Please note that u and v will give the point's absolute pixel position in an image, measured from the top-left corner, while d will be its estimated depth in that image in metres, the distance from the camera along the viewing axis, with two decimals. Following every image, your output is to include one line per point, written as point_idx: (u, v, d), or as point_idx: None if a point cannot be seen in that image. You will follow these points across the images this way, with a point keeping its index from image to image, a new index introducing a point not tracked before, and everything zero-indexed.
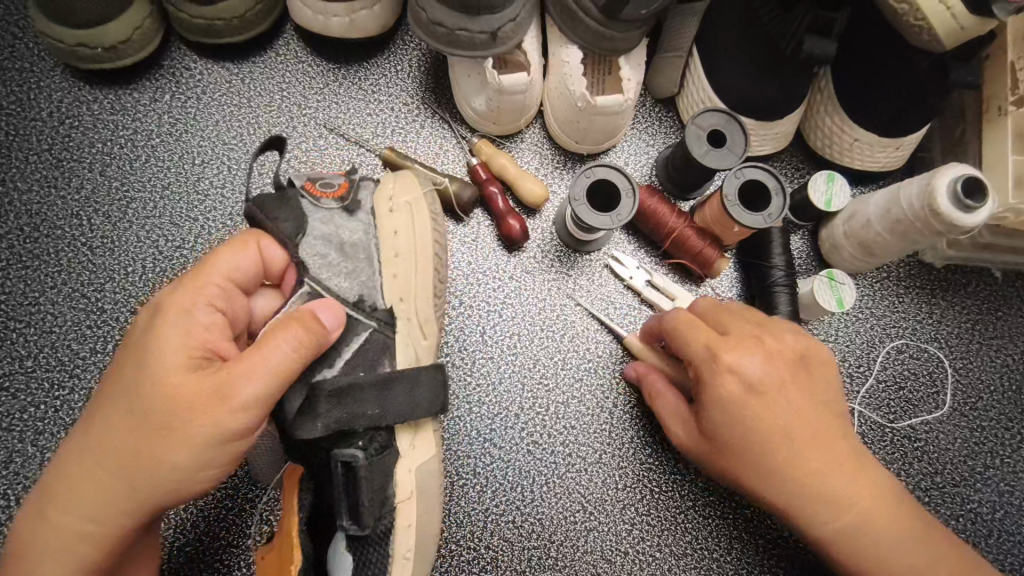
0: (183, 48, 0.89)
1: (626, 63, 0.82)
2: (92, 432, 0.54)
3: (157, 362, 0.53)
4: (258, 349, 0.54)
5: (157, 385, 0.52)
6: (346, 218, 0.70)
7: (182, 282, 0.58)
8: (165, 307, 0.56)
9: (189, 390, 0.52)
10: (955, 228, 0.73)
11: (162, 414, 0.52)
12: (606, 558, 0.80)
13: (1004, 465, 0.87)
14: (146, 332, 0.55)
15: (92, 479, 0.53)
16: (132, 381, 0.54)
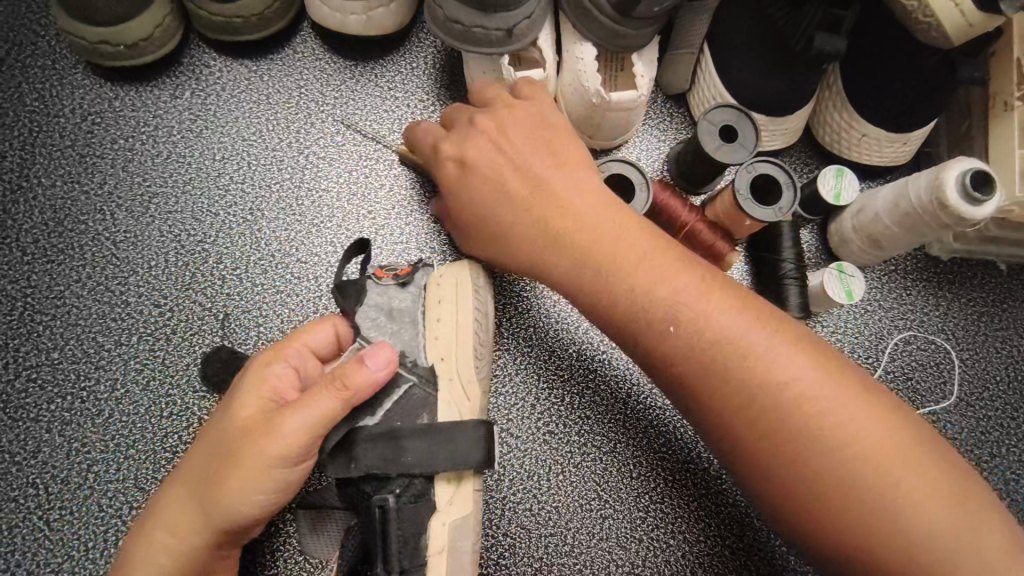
0: (203, 46, 0.91)
1: (638, 60, 0.84)
2: (183, 465, 0.62)
3: (236, 404, 0.60)
4: (312, 390, 0.59)
5: (231, 421, 0.59)
6: (398, 290, 0.75)
7: (275, 345, 0.67)
8: (256, 362, 0.65)
9: (253, 423, 0.58)
10: (963, 220, 0.74)
11: (229, 445, 0.58)
12: (621, 546, 0.81)
13: (1010, 454, 0.89)
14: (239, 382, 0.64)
15: (175, 507, 0.59)
16: (217, 420, 0.61)
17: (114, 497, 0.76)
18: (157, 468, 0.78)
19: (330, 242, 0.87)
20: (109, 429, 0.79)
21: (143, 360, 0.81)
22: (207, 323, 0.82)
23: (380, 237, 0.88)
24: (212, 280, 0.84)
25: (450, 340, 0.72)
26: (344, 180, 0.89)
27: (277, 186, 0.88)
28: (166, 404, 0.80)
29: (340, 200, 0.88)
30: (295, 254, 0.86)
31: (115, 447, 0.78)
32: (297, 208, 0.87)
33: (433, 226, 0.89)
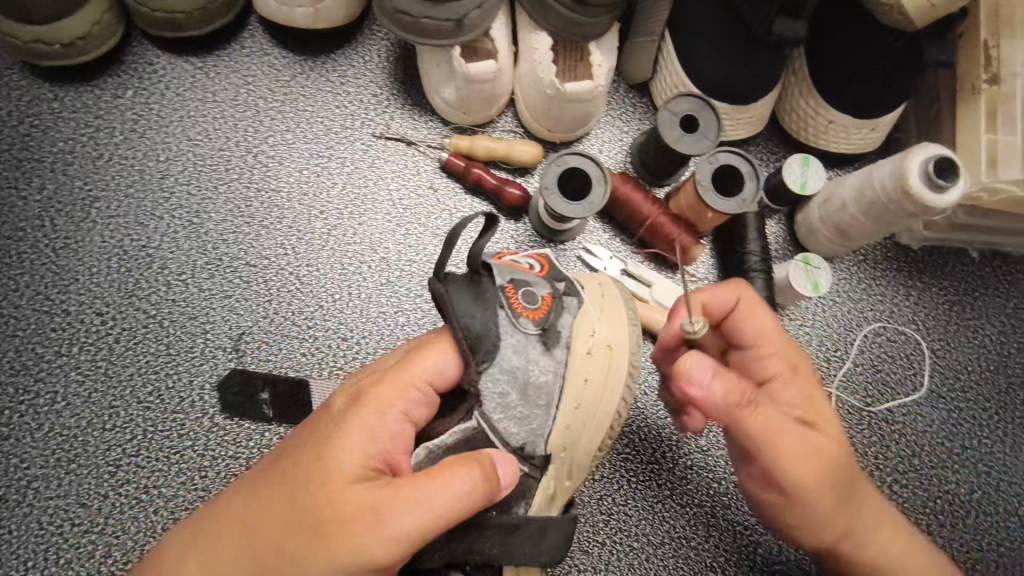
0: (146, 43, 0.88)
1: (596, 49, 0.81)
2: (249, 487, 0.56)
3: (338, 465, 0.53)
4: (426, 477, 0.52)
5: (323, 470, 0.53)
6: (540, 348, 0.63)
7: (393, 375, 0.59)
8: (370, 395, 0.58)
9: (346, 490, 0.52)
10: (928, 209, 0.72)
11: (314, 508, 0.52)
12: (584, 550, 0.79)
13: (980, 445, 0.87)
14: (341, 414, 0.57)
15: (234, 548, 0.53)
16: (307, 458, 0.55)
17: (56, 513, 0.74)
18: (100, 482, 0.76)
19: (280, 243, 0.84)
20: (51, 442, 0.77)
21: (85, 371, 0.79)
22: (152, 332, 0.81)
23: (332, 237, 0.85)
24: (158, 287, 0.82)
25: (580, 422, 0.64)
26: (295, 180, 0.86)
27: (224, 188, 0.85)
28: (110, 416, 0.78)
29: (291, 201, 0.86)
30: (244, 258, 0.83)
31: (58, 461, 0.76)
32: (245, 210, 0.85)
33: (388, 225, 0.86)
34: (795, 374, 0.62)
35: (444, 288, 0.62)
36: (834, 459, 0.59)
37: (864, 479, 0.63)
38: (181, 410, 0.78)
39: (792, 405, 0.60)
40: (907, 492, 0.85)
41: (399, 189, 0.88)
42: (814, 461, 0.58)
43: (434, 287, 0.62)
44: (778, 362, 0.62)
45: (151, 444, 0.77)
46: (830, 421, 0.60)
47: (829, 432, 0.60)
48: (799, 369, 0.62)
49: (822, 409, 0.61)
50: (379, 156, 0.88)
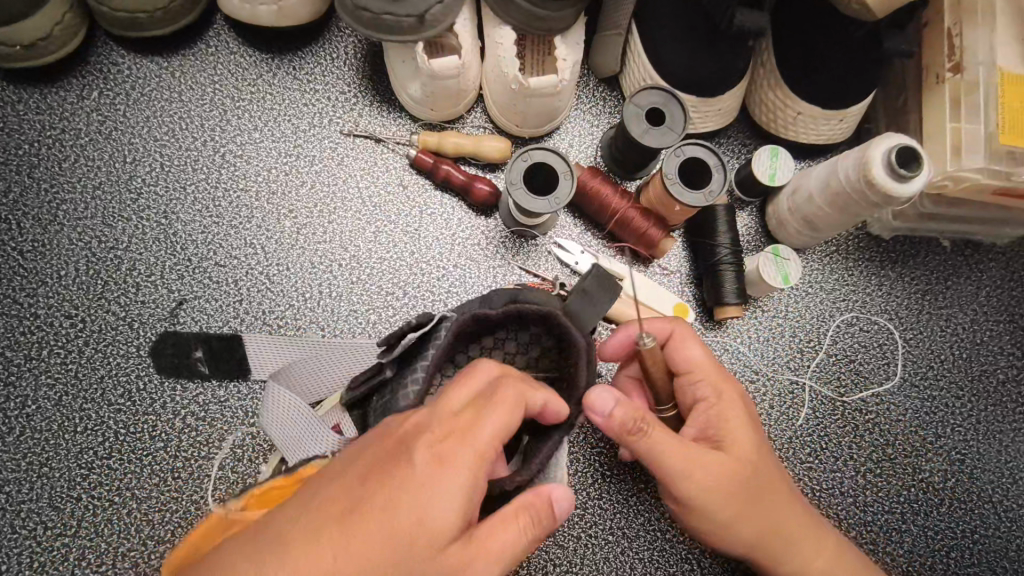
0: (110, 43, 0.87)
1: (562, 43, 0.80)
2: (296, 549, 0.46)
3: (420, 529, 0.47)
4: (516, 511, 0.51)
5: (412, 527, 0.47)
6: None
7: (475, 414, 0.51)
8: (451, 442, 0.50)
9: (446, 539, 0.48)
10: (891, 199, 0.72)
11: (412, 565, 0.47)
12: (559, 544, 0.79)
13: (954, 433, 0.88)
14: (411, 464, 0.49)
15: None
16: (381, 514, 0.47)
17: (28, 517, 0.74)
18: (72, 485, 0.75)
19: (249, 243, 0.84)
20: (21, 446, 0.76)
21: (55, 375, 0.78)
22: (121, 334, 0.80)
23: (302, 235, 0.85)
24: (127, 288, 0.82)
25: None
26: (263, 179, 0.86)
27: (192, 188, 0.85)
28: (81, 419, 0.77)
29: (259, 200, 0.85)
30: (214, 258, 0.83)
31: (28, 465, 0.76)
32: (214, 209, 0.85)
33: (357, 223, 0.86)
34: (716, 402, 0.64)
35: (584, 343, 0.63)
36: (742, 478, 0.62)
37: (781, 490, 0.65)
38: (152, 412, 0.78)
39: (707, 425, 0.64)
40: (880, 481, 0.85)
41: (368, 186, 0.87)
42: (717, 481, 0.60)
43: (576, 335, 0.62)
44: (703, 391, 0.65)
45: (122, 446, 0.77)
46: (746, 443, 0.63)
47: (743, 451, 0.63)
48: (722, 395, 0.65)
49: (740, 433, 0.63)
50: (348, 153, 0.88)
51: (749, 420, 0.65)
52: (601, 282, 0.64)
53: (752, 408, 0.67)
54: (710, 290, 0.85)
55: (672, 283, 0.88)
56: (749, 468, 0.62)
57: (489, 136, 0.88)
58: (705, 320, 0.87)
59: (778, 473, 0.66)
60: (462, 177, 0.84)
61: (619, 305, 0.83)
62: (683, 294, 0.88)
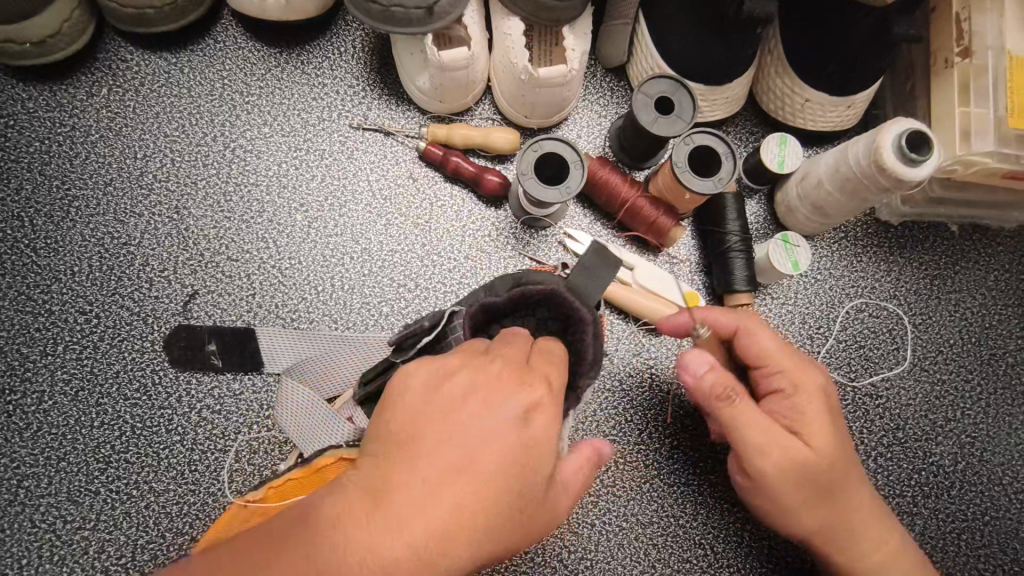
0: (118, 39, 0.87)
1: (570, 34, 0.80)
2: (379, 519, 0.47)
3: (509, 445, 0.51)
4: (569, 485, 0.56)
5: (487, 502, 0.49)
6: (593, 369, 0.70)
7: (531, 401, 0.53)
8: (505, 431, 0.51)
9: (520, 515, 0.51)
10: (902, 182, 0.73)
11: (486, 532, 0.49)
12: (573, 532, 0.80)
13: (964, 417, 0.88)
14: (478, 444, 0.50)
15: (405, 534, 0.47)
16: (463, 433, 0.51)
17: (47, 511, 0.75)
18: (90, 479, 0.76)
19: (261, 237, 0.84)
20: (39, 442, 0.77)
21: (71, 371, 0.79)
22: (136, 329, 0.81)
23: (313, 229, 0.85)
24: (140, 284, 0.82)
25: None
26: (273, 174, 0.86)
27: (203, 183, 0.85)
28: (97, 414, 0.78)
29: (270, 194, 0.86)
30: (226, 253, 0.83)
31: (46, 460, 0.77)
32: (225, 204, 0.85)
33: (368, 216, 0.86)
34: (795, 393, 0.65)
35: (591, 318, 0.62)
36: (815, 469, 0.62)
37: (856, 486, 0.65)
38: (168, 406, 0.78)
39: (784, 414, 0.65)
40: (891, 465, 0.85)
41: (378, 179, 0.87)
42: (789, 467, 0.62)
43: (582, 310, 0.62)
44: (780, 380, 0.66)
45: (140, 441, 0.77)
46: (824, 436, 0.64)
47: (820, 443, 0.63)
48: (801, 387, 0.65)
49: (818, 425, 0.64)
50: (357, 146, 0.88)
51: (828, 412, 0.65)
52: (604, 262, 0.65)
53: (834, 401, 0.67)
54: (720, 277, 0.86)
55: (682, 271, 0.89)
56: (823, 461, 0.63)
57: (498, 127, 0.88)
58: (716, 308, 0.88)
59: (856, 469, 0.66)
60: (472, 168, 0.84)
61: (630, 295, 0.83)
62: (694, 282, 0.89)
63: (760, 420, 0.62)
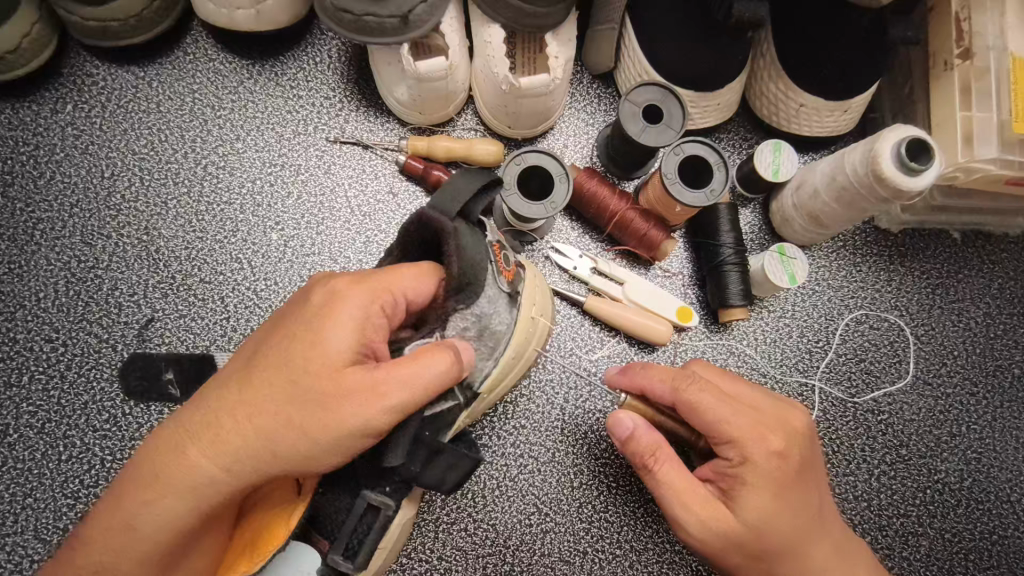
0: (84, 54, 0.84)
1: (553, 41, 0.76)
2: (192, 410, 0.53)
3: (323, 343, 0.51)
4: (399, 372, 0.51)
5: (272, 378, 0.51)
6: (507, 306, 0.64)
7: (334, 288, 0.54)
8: (308, 316, 0.53)
9: (309, 391, 0.50)
10: (902, 193, 0.69)
11: (297, 423, 0.50)
12: (566, 560, 0.77)
13: (970, 432, 0.85)
14: (288, 335, 0.53)
15: (220, 428, 0.51)
16: (282, 336, 0.53)
17: (13, 551, 0.72)
18: (58, 516, 0.73)
19: (235, 257, 0.81)
20: (4, 478, 0.74)
21: (37, 403, 0.76)
22: (105, 357, 0.77)
23: (289, 248, 0.81)
24: (108, 310, 0.79)
25: (524, 360, 0.69)
26: (247, 191, 0.83)
27: (173, 202, 0.82)
28: (65, 447, 0.75)
29: (244, 212, 0.82)
30: (198, 275, 0.80)
31: (10, 496, 0.73)
32: (197, 224, 0.81)
33: (347, 233, 0.83)
34: (737, 464, 0.60)
35: (451, 225, 0.57)
36: (750, 544, 0.60)
37: (805, 554, 0.62)
38: (139, 437, 0.75)
39: (726, 481, 0.61)
40: (896, 484, 0.82)
41: (357, 195, 0.84)
42: (719, 544, 0.60)
43: (439, 219, 0.57)
44: (725, 448, 0.61)
45: (109, 475, 0.74)
46: (765, 513, 0.59)
47: (757, 520, 0.59)
48: (745, 457, 0.60)
49: (757, 502, 0.59)
50: (335, 161, 0.84)
51: (775, 488, 0.60)
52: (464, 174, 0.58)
53: (790, 469, 0.61)
54: (714, 290, 0.82)
55: (674, 285, 0.86)
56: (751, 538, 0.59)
57: (481, 138, 0.85)
58: (710, 324, 0.85)
59: (810, 539, 0.61)
60: None
61: (619, 311, 0.80)
62: (687, 297, 0.85)
63: (685, 496, 0.60)
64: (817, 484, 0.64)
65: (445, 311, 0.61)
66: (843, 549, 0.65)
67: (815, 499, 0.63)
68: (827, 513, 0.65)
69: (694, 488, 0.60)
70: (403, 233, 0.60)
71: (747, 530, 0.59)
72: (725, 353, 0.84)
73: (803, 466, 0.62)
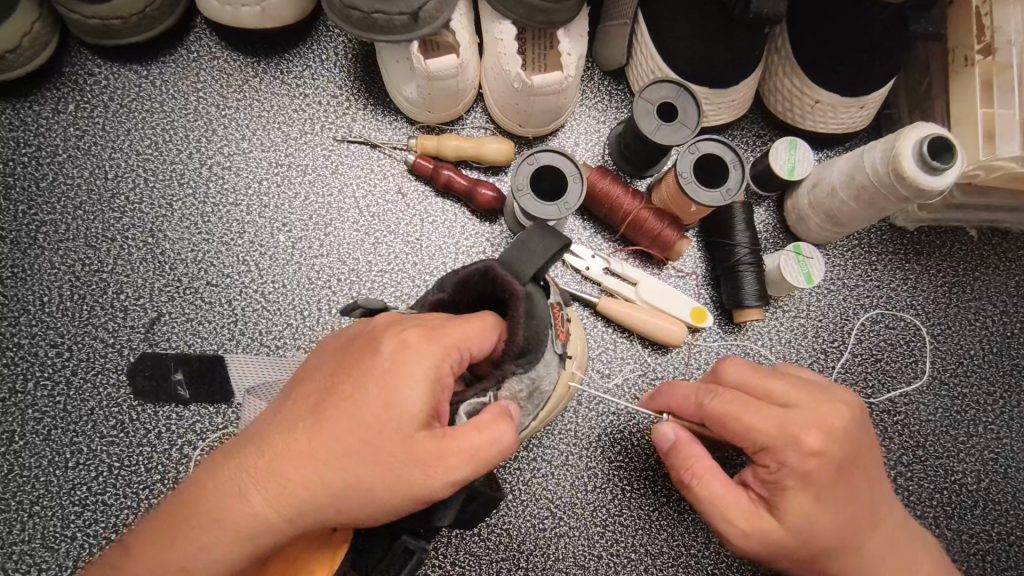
0: (85, 52, 0.82)
1: (566, 37, 0.74)
2: (247, 454, 0.50)
3: (394, 404, 0.49)
4: (467, 442, 0.50)
5: (342, 441, 0.49)
6: (556, 366, 0.65)
7: (405, 338, 0.51)
8: (377, 369, 0.50)
9: (379, 455, 0.48)
10: (924, 193, 0.68)
11: (364, 487, 0.48)
12: (580, 565, 0.76)
13: (987, 432, 0.84)
14: (354, 386, 0.50)
15: (280, 482, 0.48)
16: (347, 386, 0.50)
17: (20, 559, 0.70)
18: (66, 523, 0.72)
19: (242, 260, 0.79)
20: (10, 486, 0.72)
21: (42, 409, 0.74)
22: (111, 361, 0.76)
23: (297, 250, 0.80)
24: (114, 313, 0.77)
25: (560, 402, 0.72)
26: (253, 192, 0.81)
27: (179, 203, 0.80)
28: (72, 453, 0.73)
29: (251, 214, 0.81)
30: (205, 278, 0.79)
31: (17, 504, 0.72)
32: (203, 225, 0.80)
33: (356, 234, 0.81)
34: (774, 469, 0.59)
35: (524, 291, 0.56)
36: (804, 548, 0.59)
37: (865, 542, 0.61)
38: (147, 443, 0.74)
39: (766, 490, 0.60)
40: (913, 485, 0.81)
41: (365, 195, 0.82)
42: (773, 553, 0.60)
43: (514, 282, 0.56)
44: (759, 453, 0.60)
45: (117, 482, 0.73)
46: (811, 520, 0.58)
47: (804, 525, 0.58)
48: (781, 462, 0.58)
49: (801, 504, 0.58)
50: (342, 161, 0.83)
51: (817, 491, 0.58)
52: (538, 234, 0.59)
53: (830, 468, 0.58)
54: (728, 291, 0.81)
55: (688, 285, 0.84)
56: (805, 542, 0.59)
57: (492, 136, 0.83)
58: (725, 325, 0.83)
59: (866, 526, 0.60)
60: (464, 181, 0.79)
61: (632, 313, 0.79)
62: (700, 297, 0.84)
63: (728, 509, 0.60)
64: (868, 480, 0.61)
65: (503, 373, 0.59)
66: (906, 542, 0.63)
67: (866, 487, 0.61)
68: (882, 505, 0.63)
69: (733, 497, 0.60)
70: (463, 281, 0.57)
71: (798, 534, 0.58)
72: (739, 354, 0.83)
73: (847, 461, 0.60)
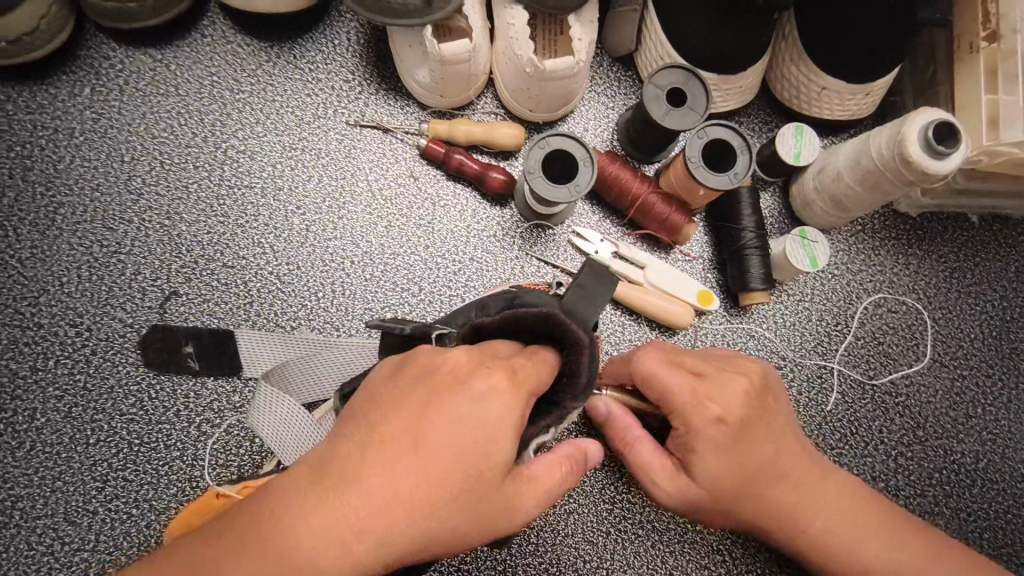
0: (100, 35, 0.83)
1: (576, 22, 0.75)
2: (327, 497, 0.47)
3: (485, 452, 0.48)
4: (532, 487, 0.52)
5: (429, 494, 0.47)
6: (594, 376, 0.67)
7: (494, 384, 0.49)
8: (467, 415, 0.48)
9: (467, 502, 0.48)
10: (928, 176, 0.70)
11: (448, 530, 0.48)
12: (589, 540, 0.78)
13: (987, 413, 0.86)
14: (443, 431, 0.48)
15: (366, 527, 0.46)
16: (434, 431, 0.48)
17: (43, 533, 0.72)
18: (87, 498, 0.73)
19: (257, 241, 0.80)
20: (32, 461, 0.74)
21: (63, 387, 0.76)
22: (129, 341, 0.77)
23: (312, 232, 0.81)
24: (132, 294, 0.79)
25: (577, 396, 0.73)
26: (267, 175, 0.82)
27: (194, 187, 0.82)
28: (92, 431, 0.75)
29: (265, 196, 0.82)
30: (220, 259, 0.80)
31: (40, 480, 0.73)
32: (218, 207, 0.81)
33: (369, 217, 0.82)
34: (683, 430, 0.60)
35: (588, 338, 0.55)
36: (721, 500, 0.61)
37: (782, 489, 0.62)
38: (166, 420, 0.75)
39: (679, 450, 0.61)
40: (912, 464, 0.83)
41: (378, 179, 0.83)
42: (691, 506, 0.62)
43: (581, 332, 0.54)
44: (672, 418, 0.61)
45: (137, 458, 0.74)
46: (720, 473, 0.59)
47: (714, 478, 0.59)
48: (687, 422, 0.60)
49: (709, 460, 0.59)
50: (355, 145, 0.84)
51: (724, 452, 0.59)
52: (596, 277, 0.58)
53: (734, 425, 0.60)
54: (734, 275, 0.83)
55: (695, 269, 0.86)
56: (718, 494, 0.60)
57: (503, 122, 0.84)
58: (731, 307, 0.85)
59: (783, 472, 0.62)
60: (474, 167, 0.80)
61: (637, 296, 0.80)
62: (707, 280, 0.86)
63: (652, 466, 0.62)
64: (775, 430, 0.63)
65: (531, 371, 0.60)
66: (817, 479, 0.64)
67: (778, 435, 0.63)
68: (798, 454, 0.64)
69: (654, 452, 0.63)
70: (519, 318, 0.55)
71: (709, 485, 0.60)
72: (745, 337, 0.85)
73: (751, 420, 0.61)
